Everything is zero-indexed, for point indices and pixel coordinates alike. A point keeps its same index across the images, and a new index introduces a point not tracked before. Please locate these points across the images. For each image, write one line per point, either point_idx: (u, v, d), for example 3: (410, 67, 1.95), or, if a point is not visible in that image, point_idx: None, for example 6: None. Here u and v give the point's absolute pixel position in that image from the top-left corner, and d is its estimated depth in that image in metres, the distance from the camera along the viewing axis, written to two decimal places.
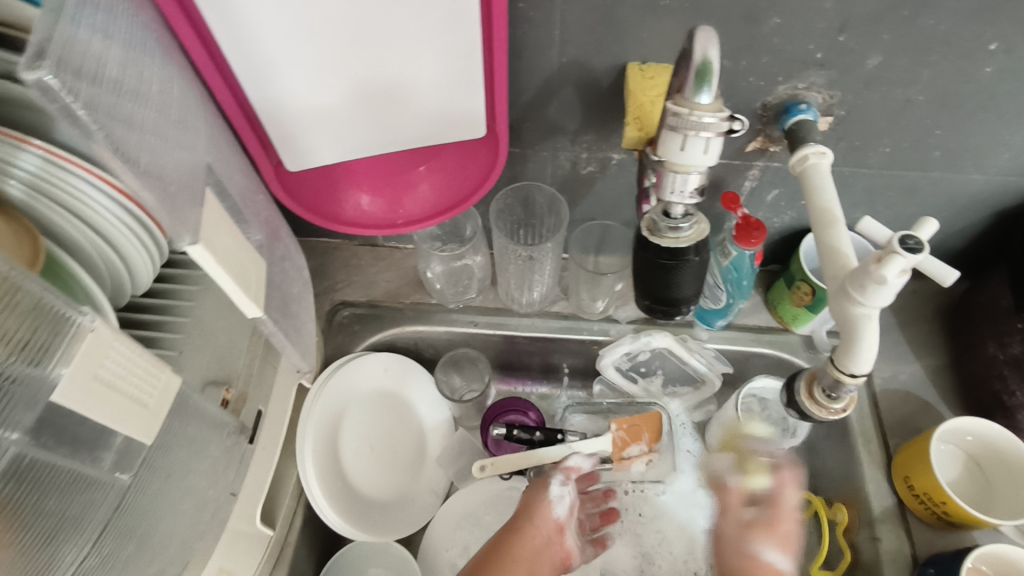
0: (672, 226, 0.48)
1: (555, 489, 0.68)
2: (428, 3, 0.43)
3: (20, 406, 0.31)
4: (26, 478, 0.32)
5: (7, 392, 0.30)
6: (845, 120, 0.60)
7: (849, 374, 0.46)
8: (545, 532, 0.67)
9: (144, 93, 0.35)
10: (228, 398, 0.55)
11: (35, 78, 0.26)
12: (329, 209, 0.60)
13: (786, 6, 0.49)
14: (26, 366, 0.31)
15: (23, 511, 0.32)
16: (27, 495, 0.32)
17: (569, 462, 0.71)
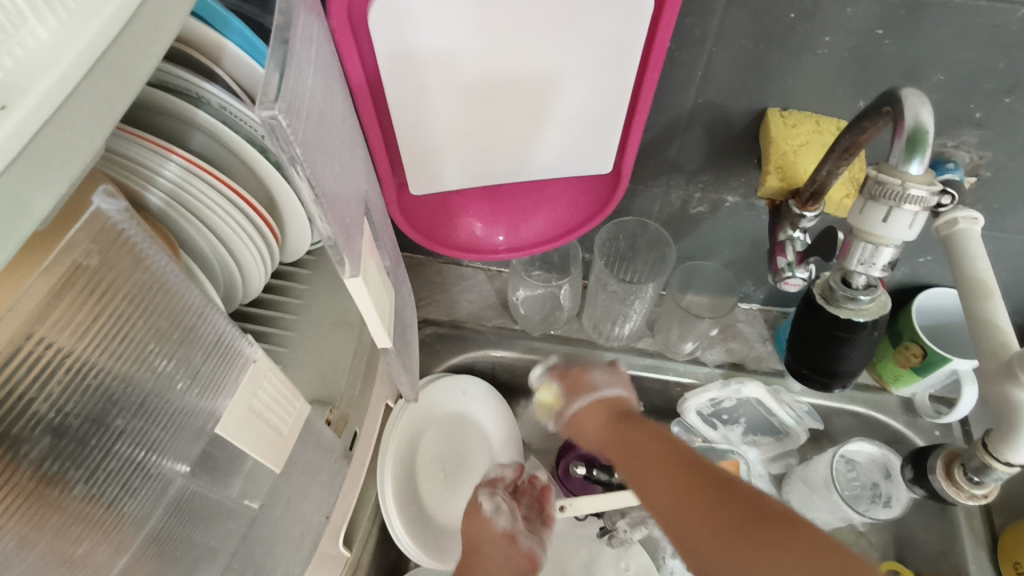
0: (849, 295, 0.44)
1: (486, 505, 0.67)
2: (593, 42, 0.43)
3: (188, 437, 0.31)
4: (183, 509, 0.32)
5: (178, 424, 0.30)
6: (990, 182, 0.56)
7: (1003, 461, 0.44)
8: (489, 547, 0.63)
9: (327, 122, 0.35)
10: (331, 418, 0.53)
11: (268, 112, 0.26)
12: (442, 234, 0.59)
13: (954, 62, 0.47)
14: (201, 399, 0.31)
15: (178, 543, 0.32)
16: (182, 526, 0.32)
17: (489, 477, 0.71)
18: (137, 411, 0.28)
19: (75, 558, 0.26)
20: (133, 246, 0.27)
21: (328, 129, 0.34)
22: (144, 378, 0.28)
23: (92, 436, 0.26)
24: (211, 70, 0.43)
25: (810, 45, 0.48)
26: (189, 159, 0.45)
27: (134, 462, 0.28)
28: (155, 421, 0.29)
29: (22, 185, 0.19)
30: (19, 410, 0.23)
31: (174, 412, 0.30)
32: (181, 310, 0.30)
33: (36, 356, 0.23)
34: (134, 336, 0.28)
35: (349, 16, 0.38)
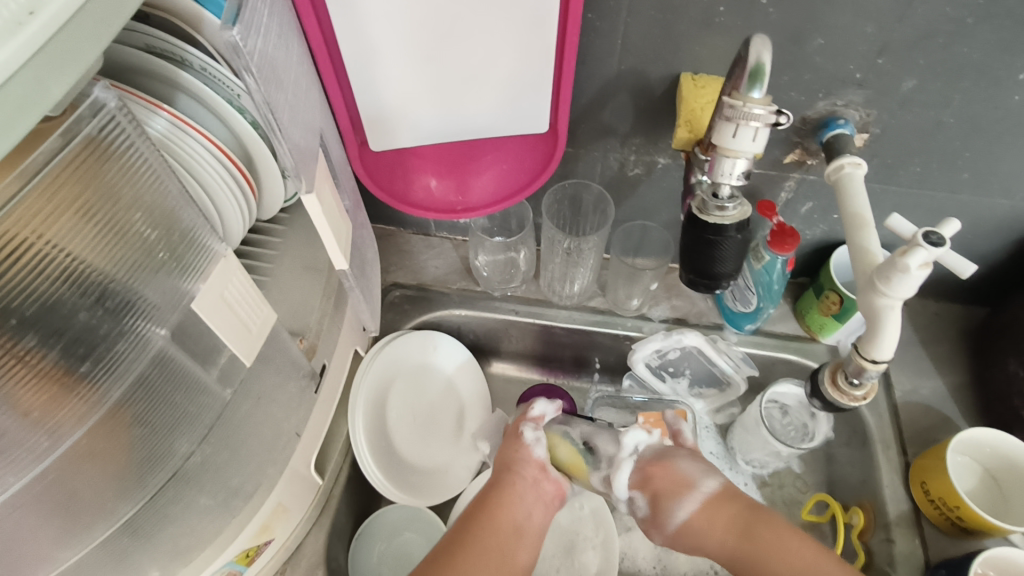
0: (717, 205, 0.51)
1: (528, 437, 0.64)
2: (516, 7, 0.50)
3: (167, 307, 0.39)
4: (166, 371, 0.40)
5: (158, 295, 0.38)
6: (880, 138, 0.64)
7: (871, 360, 0.51)
8: (526, 476, 0.62)
9: (283, 68, 0.43)
10: (302, 346, 0.60)
11: (227, 35, 0.34)
12: (401, 190, 0.66)
13: (829, 28, 0.55)
14: (176, 276, 0.39)
15: (159, 396, 0.40)
16: (164, 384, 0.40)
17: (534, 411, 0.66)
18: (105, 291, 0.35)
19: (60, 391, 0.34)
20: (115, 147, 0.33)
21: (283, 71, 0.43)
22: (113, 260, 0.35)
23: (60, 304, 0.33)
24: (193, 37, 0.51)
25: (708, 14, 0.56)
26: (175, 114, 0.49)
27: (95, 332, 0.35)
28: (115, 300, 0.36)
29: (44, 73, 0.27)
30: (17, 279, 0.30)
31: (130, 296, 0.37)
32: (158, 201, 0.37)
33: (35, 234, 0.30)
34: (114, 224, 0.35)
35: None
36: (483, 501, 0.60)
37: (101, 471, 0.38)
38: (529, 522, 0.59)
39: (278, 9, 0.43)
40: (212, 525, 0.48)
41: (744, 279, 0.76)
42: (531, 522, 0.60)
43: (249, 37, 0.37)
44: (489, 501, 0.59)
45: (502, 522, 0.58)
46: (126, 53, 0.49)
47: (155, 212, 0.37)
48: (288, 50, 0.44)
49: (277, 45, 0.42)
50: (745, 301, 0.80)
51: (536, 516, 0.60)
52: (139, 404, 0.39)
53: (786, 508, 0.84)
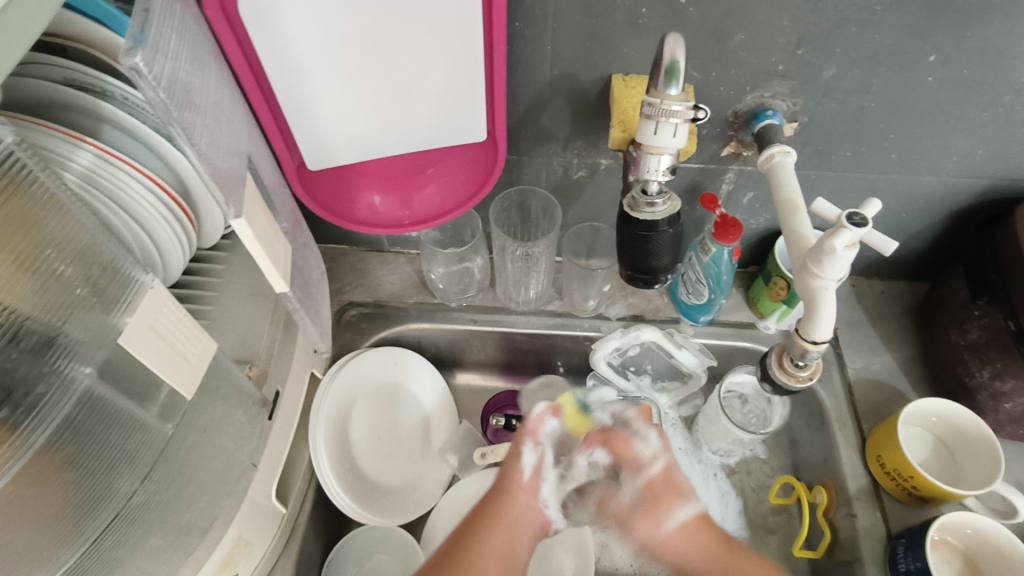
0: (648, 201, 0.52)
1: (527, 457, 0.69)
2: (439, 18, 0.51)
3: (94, 343, 0.38)
4: (96, 409, 0.39)
5: (82, 330, 0.37)
6: (809, 126, 0.67)
7: (811, 341, 0.52)
8: (523, 498, 0.68)
9: (198, 92, 0.42)
10: (251, 374, 0.59)
11: (131, 62, 0.34)
12: (345, 209, 0.66)
13: (749, 23, 0.57)
14: (99, 313, 0.38)
15: (92, 437, 0.39)
16: (97, 424, 0.39)
17: (531, 421, 0.70)
18: (20, 331, 0.34)
19: None
20: (26, 183, 0.33)
21: (198, 97, 0.42)
22: (26, 299, 0.34)
23: None
24: (112, 67, 0.50)
25: (632, 17, 0.57)
26: (100, 147, 0.49)
27: (10, 376, 0.34)
28: (34, 340, 0.35)
29: None
30: None
31: (51, 334, 0.36)
32: (73, 233, 0.37)
33: None
34: (26, 262, 0.34)
35: (223, 8, 0.46)
36: (481, 512, 0.66)
37: (33, 520, 0.36)
38: (519, 553, 0.65)
39: (189, 34, 0.43)
40: (166, 567, 0.47)
41: (694, 272, 0.77)
42: (517, 544, 0.66)
43: (154, 62, 0.36)
44: (493, 516, 0.65)
45: (497, 532, 0.65)
46: (42, 87, 0.48)
47: (72, 247, 0.37)
48: (203, 75, 0.44)
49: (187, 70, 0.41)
50: (697, 294, 0.81)
51: (523, 546, 0.66)
52: (70, 446, 0.37)
53: (754, 493, 0.85)
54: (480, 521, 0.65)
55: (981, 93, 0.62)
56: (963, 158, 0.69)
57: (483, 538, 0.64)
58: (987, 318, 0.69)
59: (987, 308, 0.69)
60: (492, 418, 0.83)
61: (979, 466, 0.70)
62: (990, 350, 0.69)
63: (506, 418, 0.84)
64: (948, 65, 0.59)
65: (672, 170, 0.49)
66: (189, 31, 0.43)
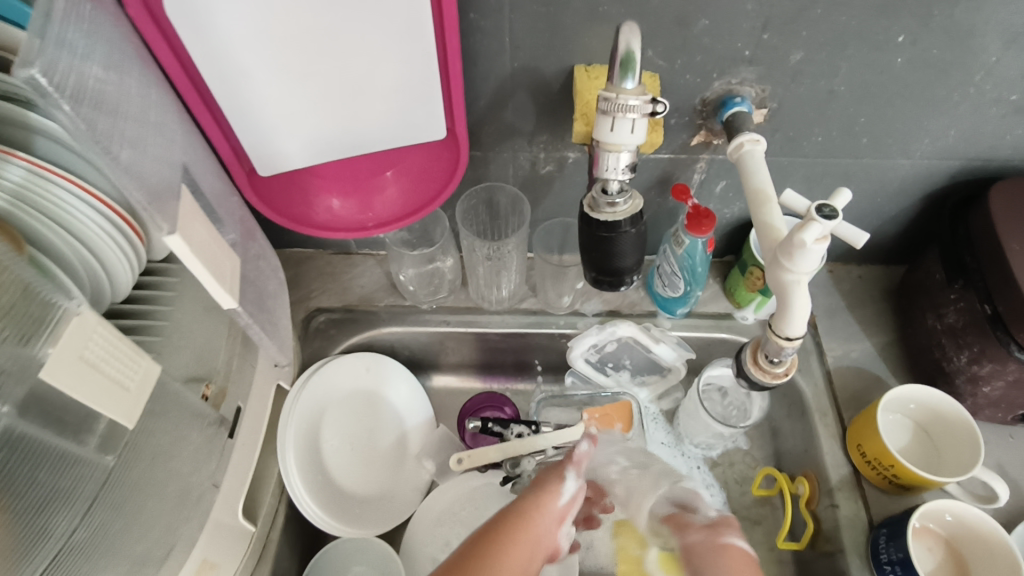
0: (608, 201, 0.49)
1: (570, 482, 0.58)
2: (385, 13, 0.48)
3: (13, 378, 0.35)
4: (20, 447, 0.36)
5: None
6: (778, 112, 0.65)
7: (784, 337, 0.51)
8: (547, 522, 0.52)
9: (117, 102, 0.39)
10: (207, 393, 0.56)
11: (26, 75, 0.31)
12: (302, 213, 0.63)
13: (713, 8, 0.55)
14: (17, 344, 0.34)
15: (18, 479, 0.36)
16: (22, 464, 0.36)
17: (578, 453, 0.63)
18: None
19: None
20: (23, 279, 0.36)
21: (118, 106, 0.39)
22: None
23: None
24: None
25: (591, 5, 0.54)
26: (32, 161, 0.46)
27: None
28: None
29: None
30: None
31: None
32: None
33: None
34: None
35: (147, 7, 0.43)
36: (501, 518, 0.51)
37: None
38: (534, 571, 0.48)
39: (101, 39, 0.40)
40: None
41: (668, 265, 0.75)
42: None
43: (55, 71, 0.33)
44: (519, 519, 0.51)
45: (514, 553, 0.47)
46: None
47: None
48: (122, 82, 0.41)
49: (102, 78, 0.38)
50: (673, 286, 0.79)
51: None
52: None
53: (737, 485, 0.84)
54: (510, 516, 0.51)
55: (951, 73, 0.60)
56: (936, 139, 0.68)
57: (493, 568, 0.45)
58: (964, 302, 0.68)
59: (963, 292, 0.68)
60: (468, 422, 0.78)
61: (958, 451, 0.69)
62: (966, 334, 0.68)
63: (481, 421, 0.79)
64: (917, 46, 0.58)
65: (632, 167, 0.46)
66: (103, 35, 0.40)
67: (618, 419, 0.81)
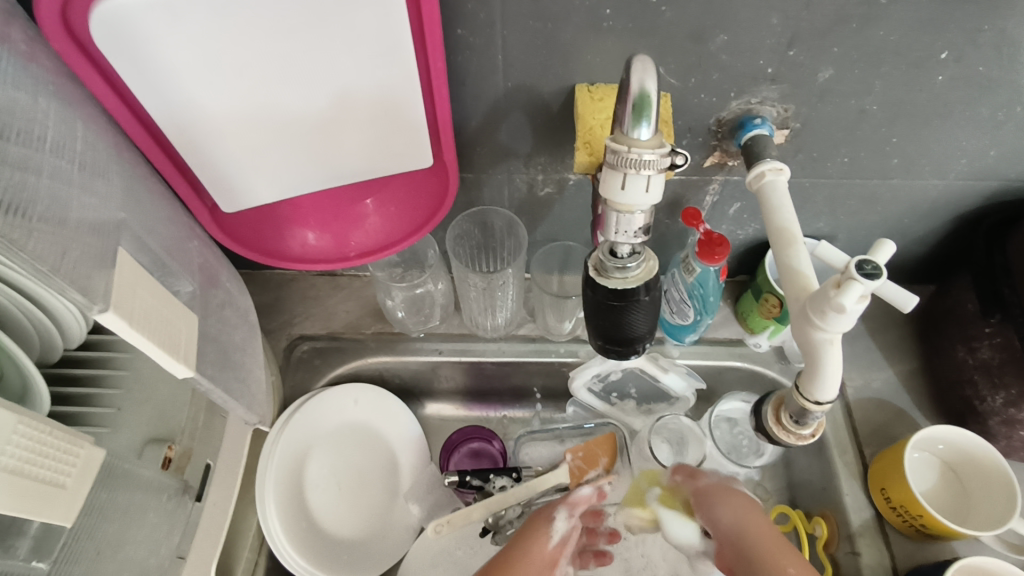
0: (618, 266, 0.40)
1: (560, 524, 0.61)
2: (359, 36, 0.42)
3: None
4: None
5: None
6: (801, 133, 0.59)
7: (814, 402, 0.45)
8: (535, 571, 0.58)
9: (30, 157, 0.33)
10: (171, 456, 0.51)
11: None
12: (275, 248, 0.57)
13: (732, 22, 0.48)
14: None
15: None
16: None
17: (576, 493, 0.64)
18: None
19: None
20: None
21: (33, 164, 0.33)
22: None
23: None
24: None
25: (595, 18, 0.48)
26: None
27: None
28: None
29: None
30: None
31: None
32: None
33: None
34: None
35: (73, 38, 0.37)
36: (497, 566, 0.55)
37: None
38: None
39: (11, 81, 0.33)
40: None
41: (677, 293, 0.69)
42: None
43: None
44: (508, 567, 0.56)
45: None
46: None
47: None
48: (40, 128, 0.35)
49: (8, 132, 0.32)
50: (681, 314, 0.73)
51: None
52: None
53: None
54: (508, 552, 0.58)
55: (997, 92, 0.54)
56: (973, 160, 0.61)
57: None
58: (1000, 338, 0.63)
59: (999, 327, 0.63)
60: (445, 477, 0.73)
61: (989, 498, 0.64)
62: (1004, 373, 0.63)
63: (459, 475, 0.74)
64: (961, 63, 0.51)
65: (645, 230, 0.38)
66: (9, 77, 0.34)
67: (602, 453, 0.75)
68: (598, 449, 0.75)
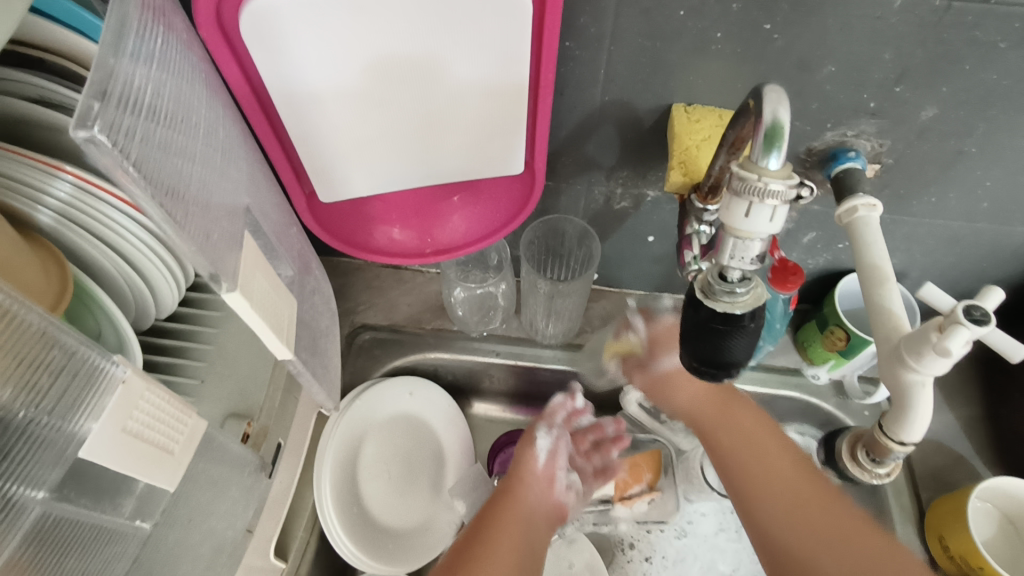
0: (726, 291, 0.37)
1: (543, 441, 0.67)
2: (482, 43, 0.43)
3: (45, 462, 0.30)
4: (50, 538, 0.31)
5: (33, 450, 0.29)
6: (893, 169, 0.58)
7: (898, 442, 0.45)
8: (533, 485, 0.64)
9: (183, 139, 0.35)
10: (250, 432, 0.53)
11: (90, 137, 0.26)
12: (360, 239, 0.58)
13: (842, 54, 0.48)
14: (54, 423, 0.30)
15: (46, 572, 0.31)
16: (50, 556, 0.31)
17: (550, 407, 0.70)
18: None
19: None
20: (17, 313, 0.28)
21: (187, 146, 0.35)
22: None
23: None
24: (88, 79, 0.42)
25: (704, 41, 0.48)
26: (81, 175, 0.43)
27: None
28: None
29: None
30: None
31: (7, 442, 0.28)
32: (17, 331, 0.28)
33: None
34: None
35: (221, 28, 0.39)
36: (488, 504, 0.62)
37: None
38: (530, 543, 0.60)
39: (174, 64, 0.35)
40: None
41: None
42: (531, 534, 0.61)
43: (120, 125, 0.28)
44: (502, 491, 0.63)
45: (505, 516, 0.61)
46: (12, 107, 0.42)
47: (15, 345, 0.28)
48: (189, 109, 0.36)
49: (169, 113, 0.34)
50: None
51: (535, 533, 0.61)
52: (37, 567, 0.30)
53: None
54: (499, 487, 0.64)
55: None
56: None
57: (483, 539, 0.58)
58: None
59: None
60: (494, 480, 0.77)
61: None
62: None
63: None
64: None
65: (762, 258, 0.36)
66: (171, 64, 0.35)
67: (647, 468, 0.77)
68: (643, 464, 0.77)
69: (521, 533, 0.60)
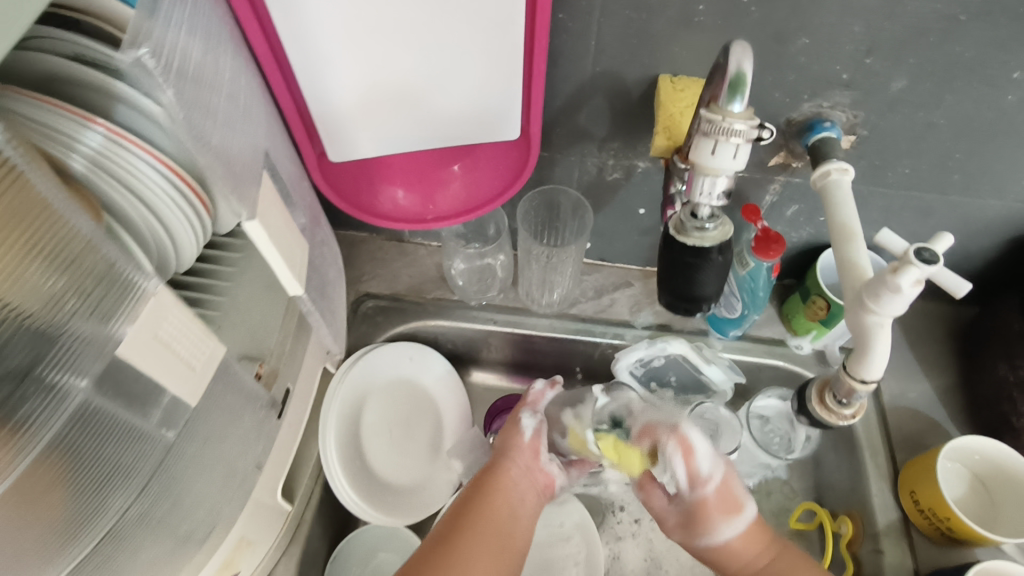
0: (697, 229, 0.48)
1: (527, 422, 0.65)
2: (477, 12, 0.47)
3: (88, 356, 0.34)
4: (90, 425, 0.35)
5: (77, 345, 0.33)
6: (867, 140, 0.62)
7: (861, 381, 0.49)
8: (518, 464, 0.63)
9: (210, 87, 0.41)
10: (261, 372, 0.56)
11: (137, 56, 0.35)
12: (366, 201, 0.63)
13: (815, 27, 0.52)
14: (96, 323, 0.34)
15: (83, 455, 0.35)
16: (88, 441, 0.36)
17: (531, 393, 0.67)
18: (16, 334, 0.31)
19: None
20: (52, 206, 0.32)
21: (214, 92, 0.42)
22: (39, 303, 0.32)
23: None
24: None
25: (687, 13, 0.52)
26: None
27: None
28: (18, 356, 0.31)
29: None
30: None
31: (57, 332, 0.33)
32: (66, 237, 0.32)
33: None
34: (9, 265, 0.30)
35: None
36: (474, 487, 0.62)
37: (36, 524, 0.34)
38: (507, 527, 0.59)
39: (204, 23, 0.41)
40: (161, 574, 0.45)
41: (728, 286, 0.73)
42: (515, 516, 0.60)
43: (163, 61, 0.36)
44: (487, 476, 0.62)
45: (489, 504, 0.60)
46: None
47: (64, 252, 0.33)
48: (217, 63, 0.43)
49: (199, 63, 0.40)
50: (729, 307, 0.77)
51: (518, 515, 0.61)
52: (70, 451, 0.35)
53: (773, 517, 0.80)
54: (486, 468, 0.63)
55: None
56: None
57: (464, 533, 0.57)
58: None
59: None
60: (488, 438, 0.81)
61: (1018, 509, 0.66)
62: None
63: None
64: None
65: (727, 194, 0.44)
66: (203, 22, 0.42)
67: None
68: None
69: (499, 524, 0.59)
